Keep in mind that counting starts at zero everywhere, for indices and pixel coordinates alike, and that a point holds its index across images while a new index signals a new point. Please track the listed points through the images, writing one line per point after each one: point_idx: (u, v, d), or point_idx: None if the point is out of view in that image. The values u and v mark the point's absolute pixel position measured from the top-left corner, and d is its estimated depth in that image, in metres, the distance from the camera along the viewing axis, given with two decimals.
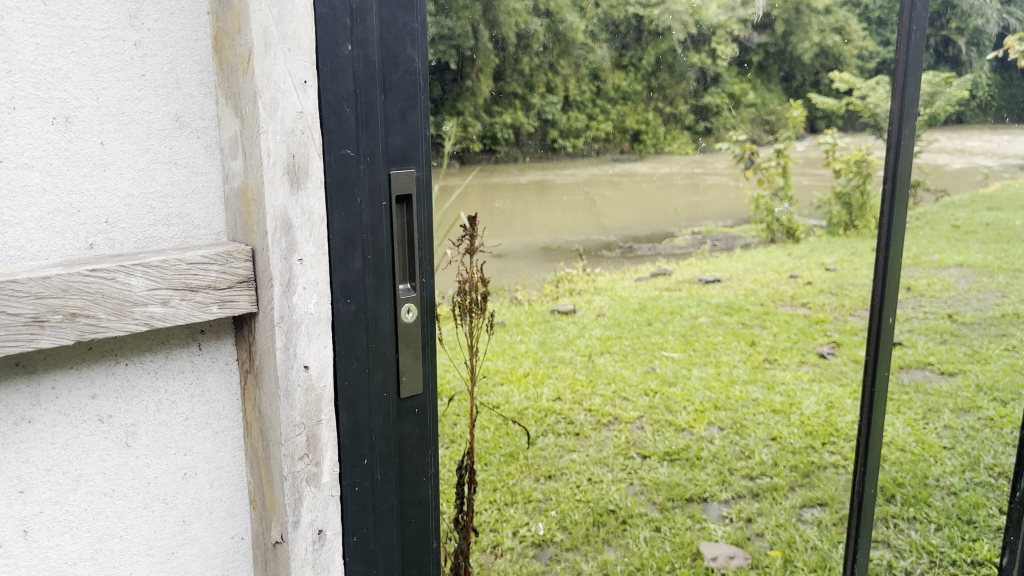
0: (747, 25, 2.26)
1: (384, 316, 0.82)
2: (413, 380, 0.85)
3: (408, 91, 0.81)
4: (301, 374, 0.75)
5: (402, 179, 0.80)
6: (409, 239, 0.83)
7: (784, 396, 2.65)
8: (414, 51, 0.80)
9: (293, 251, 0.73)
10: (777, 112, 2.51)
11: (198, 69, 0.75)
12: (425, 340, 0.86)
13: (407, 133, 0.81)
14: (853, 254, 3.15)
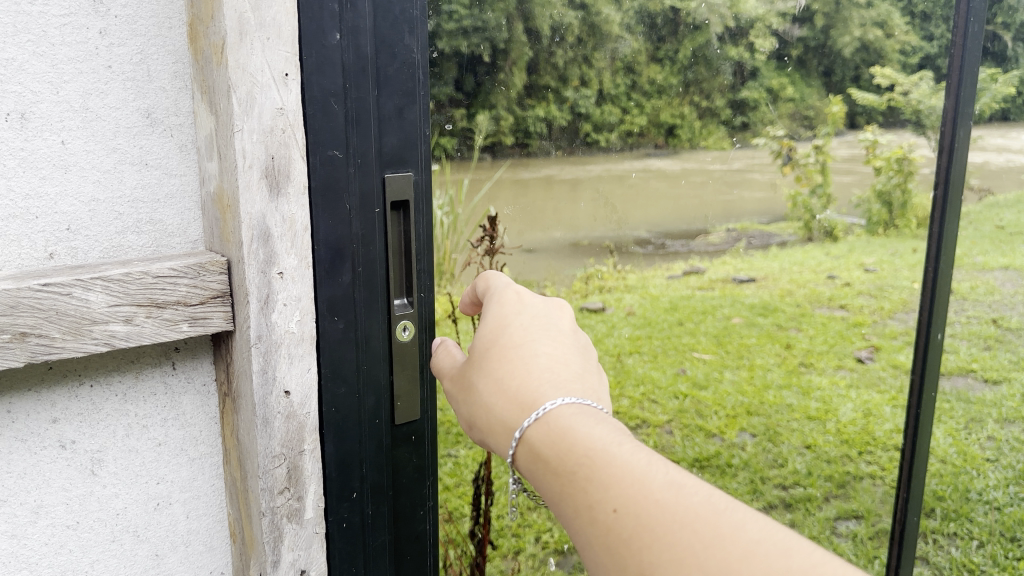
0: (786, 17, 2.14)
1: (377, 335, 0.75)
2: (409, 406, 0.79)
3: (405, 85, 0.74)
4: (282, 400, 0.68)
5: (398, 183, 0.74)
6: (404, 249, 0.76)
7: (820, 403, 2.49)
8: (413, 40, 0.73)
9: (272, 264, 0.65)
10: (816, 107, 2.29)
11: (172, 60, 0.68)
12: (421, 359, 0.80)
13: (402, 134, 0.74)
14: (894, 255, 2.62)
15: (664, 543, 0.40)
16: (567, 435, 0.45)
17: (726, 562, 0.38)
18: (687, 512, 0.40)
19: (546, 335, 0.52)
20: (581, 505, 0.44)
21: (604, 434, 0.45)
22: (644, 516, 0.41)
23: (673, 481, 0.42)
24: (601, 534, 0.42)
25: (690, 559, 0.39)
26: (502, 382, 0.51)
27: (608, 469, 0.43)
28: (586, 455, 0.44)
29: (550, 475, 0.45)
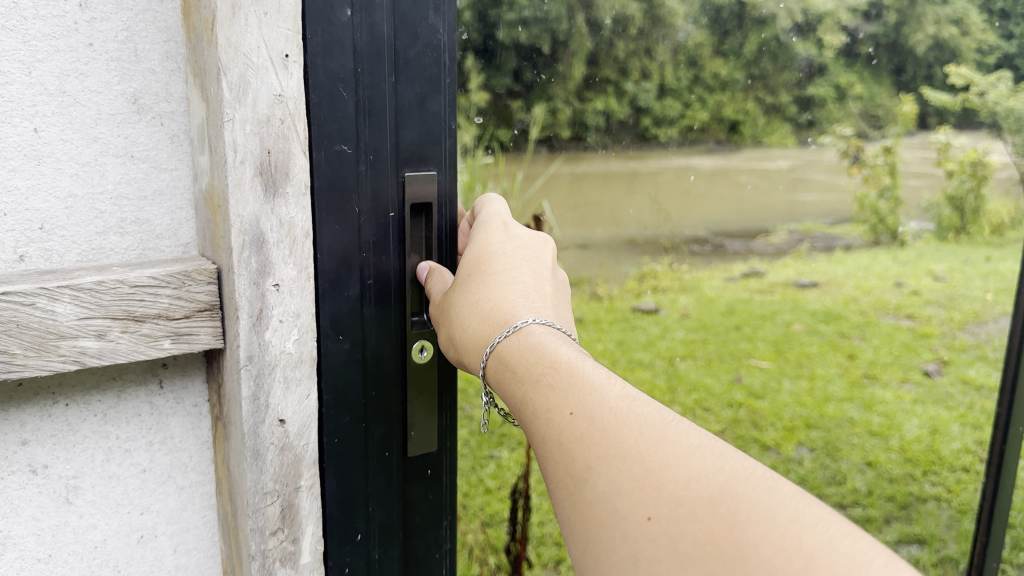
0: (857, 13, 2.00)
1: (391, 356, 0.66)
2: (424, 437, 0.70)
3: (430, 71, 0.64)
4: (276, 430, 0.59)
5: (420, 182, 0.65)
6: (426, 257, 0.67)
7: (883, 418, 2.25)
8: (438, 19, 0.64)
9: (267, 274, 0.56)
10: (886, 105, 2.14)
11: (164, 39, 0.60)
12: (442, 377, 0.70)
13: (422, 126, 0.65)
14: (967, 262, 2.36)
15: (613, 441, 0.41)
16: (536, 346, 0.50)
17: (664, 458, 0.39)
18: (638, 419, 0.41)
19: (516, 243, 0.62)
20: (541, 409, 0.45)
21: (569, 351, 0.48)
22: (597, 417, 0.42)
23: (627, 394, 0.43)
24: (554, 432, 0.44)
25: (630, 449, 0.40)
26: (477, 294, 0.58)
27: (569, 379, 0.45)
28: (552, 366, 0.47)
29: (516, 382, 0.49)
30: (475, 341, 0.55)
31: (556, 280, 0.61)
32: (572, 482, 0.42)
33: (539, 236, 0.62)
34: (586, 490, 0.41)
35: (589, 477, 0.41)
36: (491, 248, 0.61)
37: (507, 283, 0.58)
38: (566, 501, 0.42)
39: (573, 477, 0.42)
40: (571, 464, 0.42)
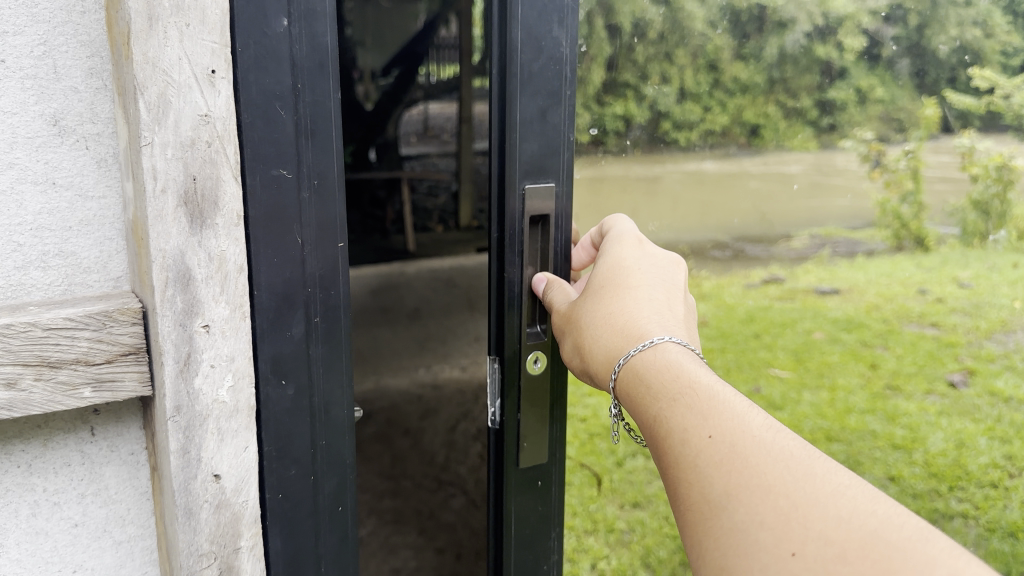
0: (878, 15, 1.80)
1: (510, 364, 0.76)
2: (535, 448, 0.79)
3: (551, 85, 0.72)
4: (211, 487, 0.53)
5: (538, 194, 0.73)
6: (541, 268, 0.75)
7: (906, 429, 2.00)
8: (561, 32, 0.71)
9: (195, 315, 0.50)
10: (907, 109, 1.90)
11: (87, 54, 0.54)
12: (556, 387, 0.79)
13: (546, 139, 0.73)
14: (993, 268, 2.02)
15: (754, 472, 0.36)
16: (671, 361, 0.44)
17: (812, 493, 0.34)
18: (785, 449, 0.36)
19: (646, 251, 0.61)
20: (674, 429, 0.40)
21: (708, 370, 0.43)
22: (739, 442, 0.37)
23: (773, 423, 0.38)
24: (686, 453, 0.39)
25: (784, 485, 0.35)
26: (609, 308, 0.55)
27: (710, 398, 0.40)
28: (689, 384, 0.42)
29: (649, 398, 0.43)
30: (604, 343, 0.53)
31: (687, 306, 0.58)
32: (704, 507, 0.37)
33: (674, 260, 0.60)
34: (722, 518, 0.36)
35: (728, 505, 0.36)
36: (624, 258, 0.61)
37: (639, 300, 0.55)
38: (694, 526, 0.37)
39: (710, 503, 0.37)
40: (709, 487, 0.37)
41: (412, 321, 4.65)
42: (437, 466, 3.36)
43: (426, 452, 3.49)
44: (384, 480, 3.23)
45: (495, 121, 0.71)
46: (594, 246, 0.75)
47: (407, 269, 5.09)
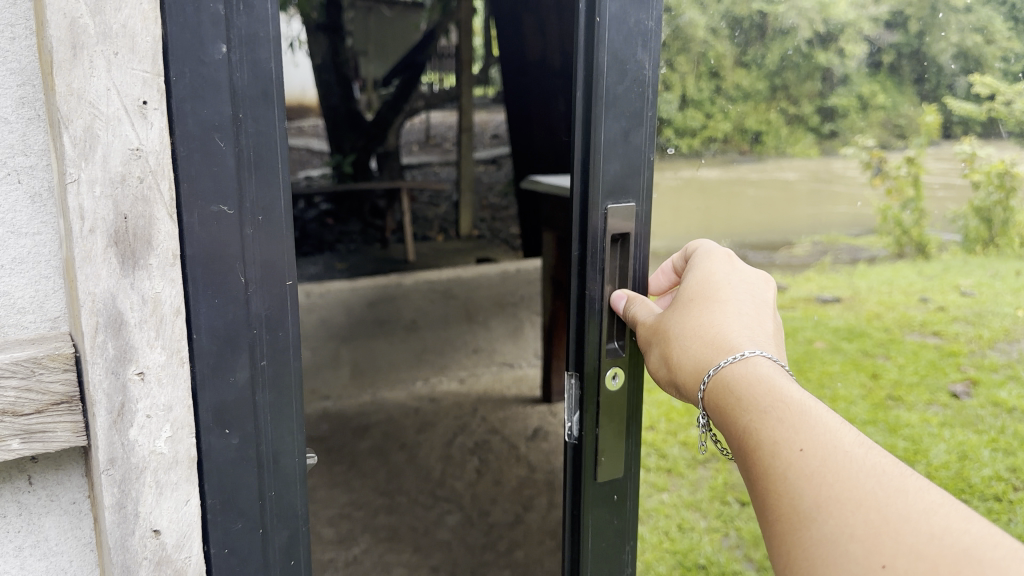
0: (878, 24, 2.69)
1: (594, 383, 1.15)
2: (608, 459, 1.18)
3: (635, 108, 1.09)
4: (137, 410, 0.75)
5: (621, 205, 1.11)
6: (621, 282, 1.14)
7: (908, 441, 2.97)
8: (644, 54, 1.08)
9: (125, 285, 0.72)
10: (907, 116, 2.86)
11: (26, 109, 0.74)
12: (620, 410, 1.18)
13: (622, 150, 1.10)
14: (996, 277, 3.02)
15: (848, 496, 0.57)
16: (779, 410, 0.66)
17: (894, 510, 0.55)
18: (869, 478, 0.58)
19: (747, 323, 0.81)
20: (788, 460, 0.62)
21: (806, 413, 0.64)
22: (836, 473, 0.59)
23: (859, 453, 0.60)
24: (802, 478, 0.60)
25: (862, 503, 0.56)
26: (722, 366, 0.75)
27: (812, 443, 0.61)
28: (795, 430, 0.63)
29: (766, 439, 0.64)
30: (711, 388, 0.75)
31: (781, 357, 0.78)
32: (811, 516, 0.58)
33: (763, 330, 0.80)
34: (816, 526, 0.58)
35: (820, 516, 0.58)
36: (732, 330, 0.80)
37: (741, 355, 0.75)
38: (791, 533, 0.59)
39: (805, 514, 0.59)
40: (803, 502, 0.59)
41: (410, 334, 4.64)
42: (434, 482, 3.38)
43: (422, 468, 3.52)
44: (380, 496, 3.26)
45: (582, 133, 1.08)
46: (673, 272, 1.10)
47: (407, 281, 4.70)
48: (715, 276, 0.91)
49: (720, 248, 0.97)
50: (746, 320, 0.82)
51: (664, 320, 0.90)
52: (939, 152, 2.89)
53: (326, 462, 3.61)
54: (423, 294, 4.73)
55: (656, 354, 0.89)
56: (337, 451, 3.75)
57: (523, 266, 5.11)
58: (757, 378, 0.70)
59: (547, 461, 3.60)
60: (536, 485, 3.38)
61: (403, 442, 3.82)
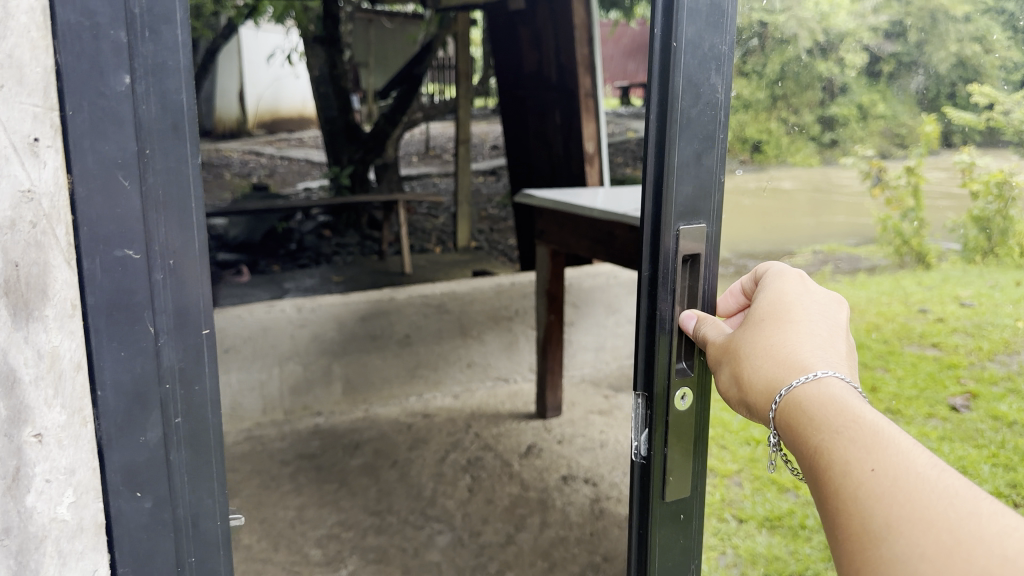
0: (879, 32, 1.67)
1: (663, 405, 1.39)
2: (677, 474, 1.42)
3: (703, 143, 1.32)
4: (31, 421, 0.94)
5: (693, 226, 1.34)
6: (694, 296, 1.35)
7: None
8: (711, 96, 1.31)
9: (22, 323, 0.92)
10: (910, 123, 1.79)
11: None
12: (685, 430, 1.41)
13: (694, 173, 1.33)
14: (995, 287, 2.11)
15: (919, 515, 0.72)
16: (853, 429, 0.80)
17: (954, 530, 0.70)
18: (935, 500, 0.72)
19: (816, 340, 0.96)
20: (864, 480, 0.76)
21: (877, 434, 0.79)
22: (906, 494, 0.73)
23: (924, 472, 0.74)
24: (877, 497, 0.74)
25: (933, 526, 0.70)
26: (799, 385, 0.89)
27: (884, 463, 0.76)
28: (869, 451, 0.77)
29: (840, 456, 0.79)
30: (784, 407, 0.89)
31: (847, 366, 0.94)
32: (886, 531, 0.73)
33: (831, 341, 0.96)
34: (886, 545, 0.72)
35: (891, 537, 0.72)
36: (802, 348, 0.95)
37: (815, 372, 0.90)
38: (863, 551, 0.73)
39: (876, 534, 0.73)
40: (875, 523, 0.73)
41: (403, 349, 4.59)
42: (425, 501, 3.35)
43: (413, 487, 3.49)
44: (370, 516, 3.24)
45: (663, 166, 1.32)
46: (736, 298, 1.27)
47: (399, 295, 4.55)
48: (786, 300, 1.05)
49: (792, 274, 1.11)
50: (815, 339, 0.96)
51: (735, 340, 1.05)
52: (944, 155, 1.93)
53: (316, 481, 3.59)
54: (416, 308, 4.59)
55: (727, 372, 1.03)
56: (327, 469, 3.71)
57: (518, 279, 4.90)
58: (830, 401, 0.84)
59: (539, 478, 3.56)
60: (528, 503, 3.33)
61: (395, 459, 3.80)
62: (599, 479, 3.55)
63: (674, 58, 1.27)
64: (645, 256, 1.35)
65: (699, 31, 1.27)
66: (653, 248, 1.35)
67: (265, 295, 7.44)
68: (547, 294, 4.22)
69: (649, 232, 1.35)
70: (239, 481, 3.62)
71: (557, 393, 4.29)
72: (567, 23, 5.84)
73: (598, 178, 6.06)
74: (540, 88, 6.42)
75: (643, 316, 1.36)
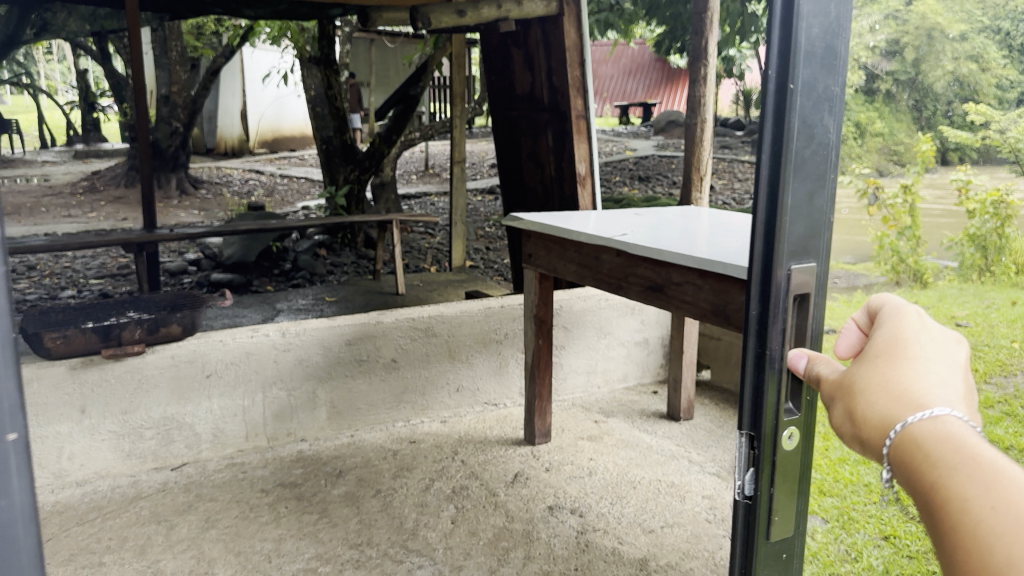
0: (878, 49, 1.49)
1: (768, 444, 1.40)
2: (780, 512, 1.44)
3: (816, 177, 1.36)
4: None
5: (808, 267, 1.37)
6: (800, 330, 1.40)
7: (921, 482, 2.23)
8: (829, 126, 1.36)
9: None
10: (905, 144, 1.56)
11: None
12: (790, 473, 1.44)
13: (806, 212, 1.36)
14: (991, 308, 2.03)
15: None
16: (977, 464, 0.72)
17: None
18: None
19: (940, 369, 0.85)
20: (990, 527, 0.68)
21: (1005, 470, 0.71)
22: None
23: None
24: (1000, 544, 0.67)
25: None
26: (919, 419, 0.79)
27: (1013, 508, 0.68)
28: (995, 489, 0.69)
29: (963, 492, 0.71)
30: (899, 445, 0.79)
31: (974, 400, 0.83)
32: None
33: (957, 369, 0.86)
34: None
35: None
36: (927, 378, 0.83)
37: (943, 403, 0.79)
38: None
39: None
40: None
41: (390, 373, 4.50)
42: (406, 533, 3.28)
43: (395, 518, 3.42)
44: (349, 549, 3.18)
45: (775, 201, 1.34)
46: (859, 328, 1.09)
47: (386, 318, 4.45)
48: (905, 333, 0.92)
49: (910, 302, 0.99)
50: (939, 371, 0.84)
51: (850, 374, 0.93)
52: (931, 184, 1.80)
53: (296, 511, 3.52)
54: (402, 331, 4.50)
55: (835, 409, 0.91)
56: (308, 499, 3.63)
57: (508, 302, 4.81)
58: (950, 437, 0.75)
59: (525, 508, 3.48)
60: (512, 535, 3.26)
61: (378, 488, 3.71)
62: (586, 510, 3.47)
63: (789, 99, 1.31)
64: (755, 294, 1.38)
65: (807, 77, 1.31)
66: (765, 283, 1.37)
67: (256, 315, 7.31)
68: (535, 318, 4.14)
69: (760, 265, 1.38)
70: (217, 511, 3.54)
71: (546, 419, 4.20)
72: (560, 44, 5.76)
73: (592, 199, 5.87)
74: (534, 108, 6.32)
75: (751, 349, 1.39)
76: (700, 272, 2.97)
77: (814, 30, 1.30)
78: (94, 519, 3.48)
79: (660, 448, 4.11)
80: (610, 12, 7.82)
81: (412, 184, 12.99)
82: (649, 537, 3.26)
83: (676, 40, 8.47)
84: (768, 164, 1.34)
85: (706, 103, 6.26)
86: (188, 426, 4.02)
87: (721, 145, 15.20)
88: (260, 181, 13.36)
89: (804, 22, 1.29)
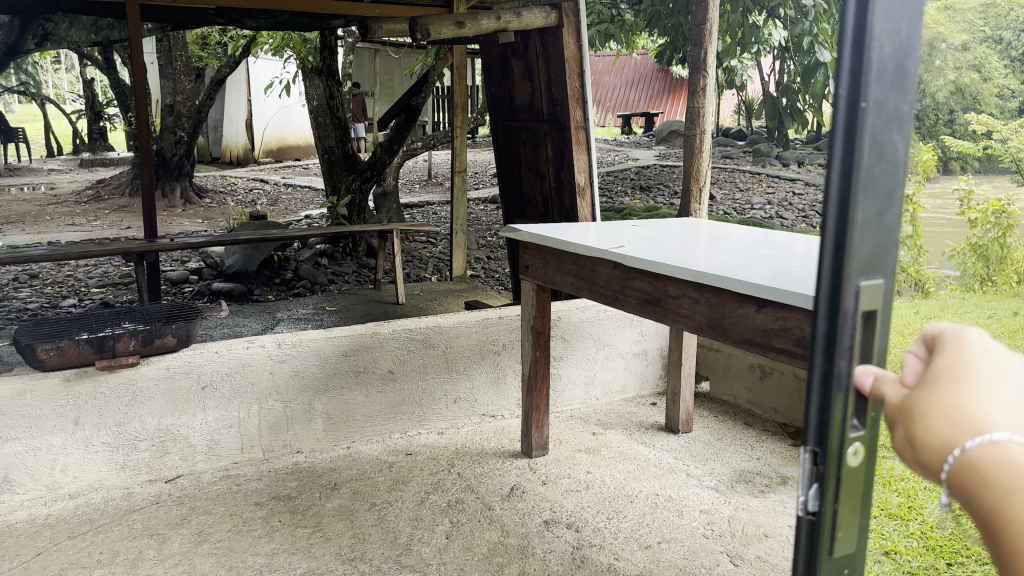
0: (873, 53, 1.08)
1: (836, 460, 1.02)
2: (846, 533, 1.06)
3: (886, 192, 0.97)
4: None
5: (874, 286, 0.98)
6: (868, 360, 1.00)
7: None
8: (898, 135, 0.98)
9: None
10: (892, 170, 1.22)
11: None
12: (858, 486, 1.05)
13: (879, 231, 0.98)
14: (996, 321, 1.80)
15: None
16: None
17: None
18: None
19: (1005, 386, 0.80)
20: None
21: None
22: None
23: None
24: None
25: None
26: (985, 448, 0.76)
27: None
28: None
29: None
30: (958, 470, 0.77)
31: None
32: None
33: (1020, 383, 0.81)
34: None
35: None
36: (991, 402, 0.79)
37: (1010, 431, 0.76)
38: None
39: None
40: None
41: (387, 384, 4.47)
42: (400, 548, 3.25)
43: (390, 532, 3.39)
44: (342, 564, 3.14)
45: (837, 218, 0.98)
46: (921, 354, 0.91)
47: (383, 329, 4.41)
48: (961, 344, 0.86)
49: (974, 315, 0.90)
50: (999, 388, 0.80)
51: (908, 396, 0.86)
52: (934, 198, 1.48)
53: (290, 525, 3.49)
54: (399, 342, 4.46)
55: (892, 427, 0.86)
56: (302, 512, 3.60)
57: (506, 313, 4.78)
58: (1012, 462, 0.74)
59: (520, 523, 3.44)
60: (508, 551, 3.23)
61: (373, 501, 3.68)
62: (582, 524, 3.43)
63: (861, 114, 0.95)
64: (820, 315, 1.00)
65: (885, 83, 0.96)
66: (827, 309, 1.00)
67: (257, 324, 7.28)
68: (533, 329, 4.11)
69: (823, 291, 1.00)
70: (210, 524, 3.51)
71: (543, 432, 4.16)
72: (559, 54, 5.73)
73: (591, 210, 5.86)
74: (534, 119, 6.31)
75: (816, 371, 1.02)
76: (697, 285, 2.94)
77: (888, 46, 0.95)
78: (86, 532, 3.45)
79: (658, 461, 4.07)
80: (611, 23, 7.73)
81: (415, 193, 12.99)
82: (646, 553, 3.22)
83: (677, 50, 8.47)
84: (838, 170, 0.98)
85: (706, 114, 6.24)
86: (182, 438, 3.99)
87: (723, 155, 15.20)
88: (263, 189, 13.38)
89: (882, 15, 0.94)
